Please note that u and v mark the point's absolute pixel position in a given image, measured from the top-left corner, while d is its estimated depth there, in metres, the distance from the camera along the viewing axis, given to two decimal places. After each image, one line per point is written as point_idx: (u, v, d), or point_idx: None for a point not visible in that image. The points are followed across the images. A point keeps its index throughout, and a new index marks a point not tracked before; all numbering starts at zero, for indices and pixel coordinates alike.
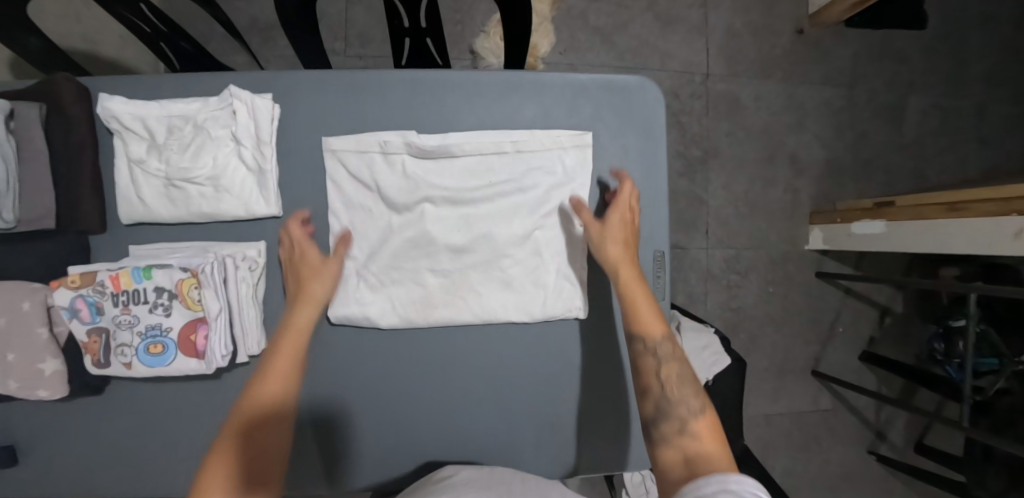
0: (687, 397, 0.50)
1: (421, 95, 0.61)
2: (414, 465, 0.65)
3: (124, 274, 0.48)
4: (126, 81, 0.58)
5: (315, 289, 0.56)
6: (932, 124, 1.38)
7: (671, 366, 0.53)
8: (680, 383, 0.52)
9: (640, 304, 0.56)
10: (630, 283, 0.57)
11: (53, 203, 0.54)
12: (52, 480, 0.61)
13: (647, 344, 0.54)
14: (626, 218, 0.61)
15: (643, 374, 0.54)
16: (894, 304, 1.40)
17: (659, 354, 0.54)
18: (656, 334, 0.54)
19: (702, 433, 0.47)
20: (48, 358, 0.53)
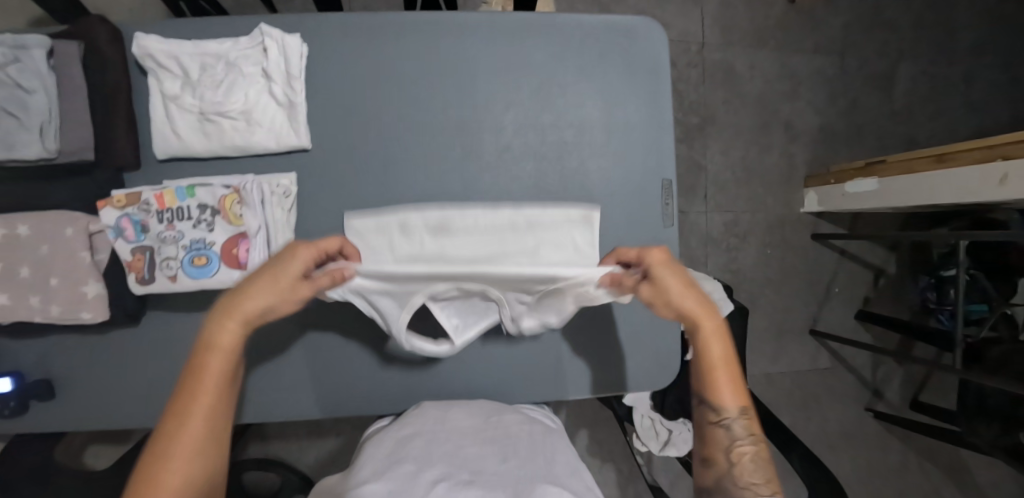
0: (758, 482, 0.46)
1: (444, 67, 0.63)
2: (432, 393, 0.67)
3: (168, 193, 0.51)
4: (158, 24, 0.60)
5: (256, 302, 0.43)
6: (921, 91, 1.43)
7: (745, 446, 0.49)
8: (751, 464, 0.48)
9: (721, 371, 0.50)
10: (704, 341, 0.49)
11: (91, 135, 0.56)
12: (85, 413, 0.63)
13: (722, 417, 0.50)
14: (681, 273, 0.50)
15: (706, 440, 0.51)
16: (888, 265, 1.44)
17: (731, 429, 0.49)
18: (732, 406, 0.49)
19: None
20: (91, 281, 0.55)
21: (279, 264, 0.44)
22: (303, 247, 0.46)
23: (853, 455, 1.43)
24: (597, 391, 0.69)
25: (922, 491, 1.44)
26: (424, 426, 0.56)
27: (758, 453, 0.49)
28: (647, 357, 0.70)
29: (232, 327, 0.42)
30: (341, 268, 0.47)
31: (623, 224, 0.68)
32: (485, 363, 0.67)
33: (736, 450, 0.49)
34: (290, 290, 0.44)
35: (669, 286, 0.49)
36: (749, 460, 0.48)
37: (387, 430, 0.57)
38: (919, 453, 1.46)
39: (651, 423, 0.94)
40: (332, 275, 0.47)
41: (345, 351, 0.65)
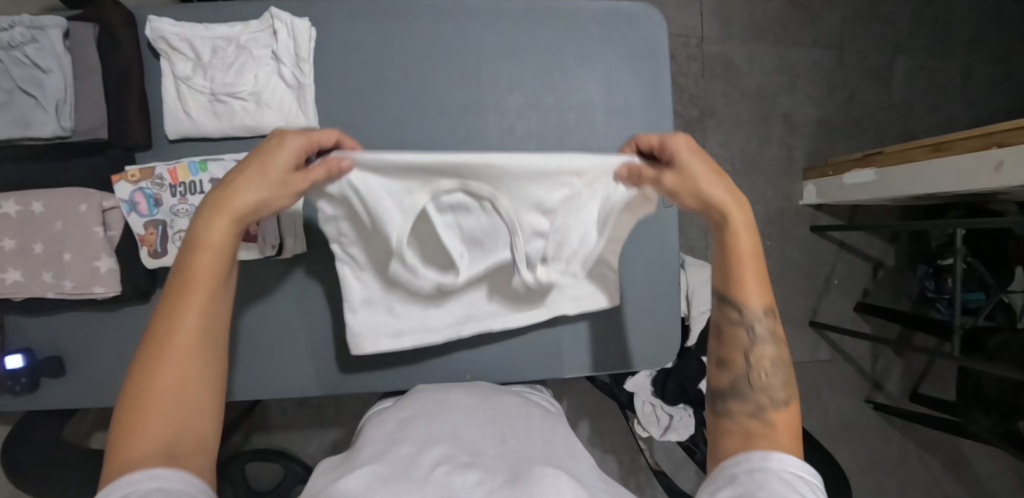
0: (774, 386, 0.46)
1: (453, 50, 0.65)
2: (435, 373, 0.68)
3: (181, 167, 0.53)
4: (170, 7, 0.62)
5: (247, 192, 0.41)
6: (918, 84, 1.44)
7: (764, 347, 0.48)
8: (771, 369, 0.47)
9: (748, 269, 0.48)
10: (733, 235, 0.47)
11: (104, 114, 0.58)
12: (93, 390, 0.64)
13: (745, 316, 0.48)
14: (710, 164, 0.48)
15: (726, 342, 0.49)
16: (887, 257, 1.45)
17: (753, 333, 0.48)
18: (758, 307, 0.47)
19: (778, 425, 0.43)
20: (103, 257, 0.57)
21: (270, 150, 0.43)
22: (291, 135, 0.43)
23: (852, 446, 1.44)
24: (595, 369, 0.71)
25: (921, 483, 1.45)
26: (424, 409, 0.54)
27: (777, 356, 0.48)
28: (646, 336, 0.71)
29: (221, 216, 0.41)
30: (337, 158, 0.45)
31: None
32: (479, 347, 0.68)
33: (755, 352, 0.48)
34: (284, 177, 0.42)
35: (696, 176, 0.47)
36: (769, 364, 0.47)
37: (387, 414, 0.56)
38: (919, 445, 1.46)
39: (652, 409, 0.95)
40: (329, 166, 0.44)
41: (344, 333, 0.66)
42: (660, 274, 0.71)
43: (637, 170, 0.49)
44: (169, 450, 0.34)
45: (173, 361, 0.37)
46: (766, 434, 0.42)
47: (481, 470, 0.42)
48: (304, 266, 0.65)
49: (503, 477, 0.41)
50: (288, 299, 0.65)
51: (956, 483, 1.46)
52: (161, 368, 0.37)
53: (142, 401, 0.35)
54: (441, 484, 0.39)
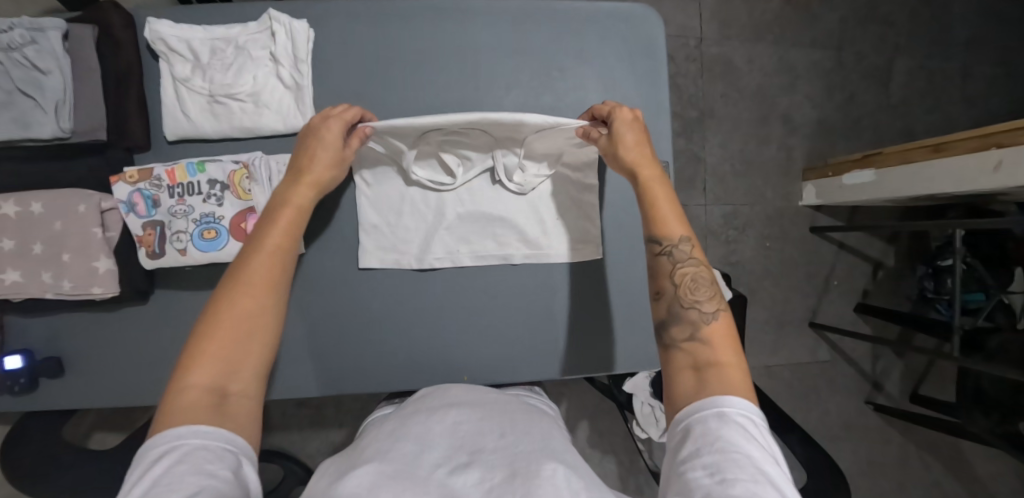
0: (703, 302, 0.46)
1: (451, 50, 0.65)
2: (432, 376, 0.68)
3: (179, 168, 0.53)
4: (169, 9, 0.62)
5: (321, 173, 0.52)
6: (918, 85, 1.44)
7: (690, 269, 0.48)
8: (697, 286, 0.47)
9: (665, 202, 0.50)
10: (648, 182, 0.51)
11: (103, 116, 0.58)
12: (92, 391, 0.64)
13: (666, 245, 0.48)
14: (634, 122, 0.55)
15: (655, 277, 0.49)
16: (887, 258, 1.44)
17: (676, 256, 0.48)
18: (677, 234, 0.48)
19: (714, 340, 0.43)
20: (102, 257, 0.57)
21: (319, 136, 0.52)
22: (332, 118, 0.53)
23: (853, 447, 1.44)
24: (594, 370, 0.70)
25: (922, 484, 1.44)
26: (424, 408, 0.54)
27: (705, 276, 0.48)
28: (645, 336, 0.71)
29: (303, 189, 0.51)
30: (363, 126, 0.55)
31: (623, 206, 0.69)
32: (478, 348, 0.68)
33: (680, 275, 0.47)
34: (338, 158, 0.53)
35: (623, 137, 0.53)
36: (694, 280, 0.47)
37: (389, 416, 0.56)
38: (919, 446, 1.46)
39: (651, 410, 0.95)
40: (358, 134, 0.55)
41: (341, 333, 0.66)
42: None
43: (587, 132, 0.58)
44: (226, 383, 0.37)
45: (251, 301, 0.41)
46: (709, 355, 0.42)
47: (481, 468, 0.42)
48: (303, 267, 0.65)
49: (501, 473, 0.41)
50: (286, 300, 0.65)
51: (957, 484, 1.45)
52: (240, 288, 0.41)
53: (218, 328, 0.39)
54: (443, 486, 0.39)
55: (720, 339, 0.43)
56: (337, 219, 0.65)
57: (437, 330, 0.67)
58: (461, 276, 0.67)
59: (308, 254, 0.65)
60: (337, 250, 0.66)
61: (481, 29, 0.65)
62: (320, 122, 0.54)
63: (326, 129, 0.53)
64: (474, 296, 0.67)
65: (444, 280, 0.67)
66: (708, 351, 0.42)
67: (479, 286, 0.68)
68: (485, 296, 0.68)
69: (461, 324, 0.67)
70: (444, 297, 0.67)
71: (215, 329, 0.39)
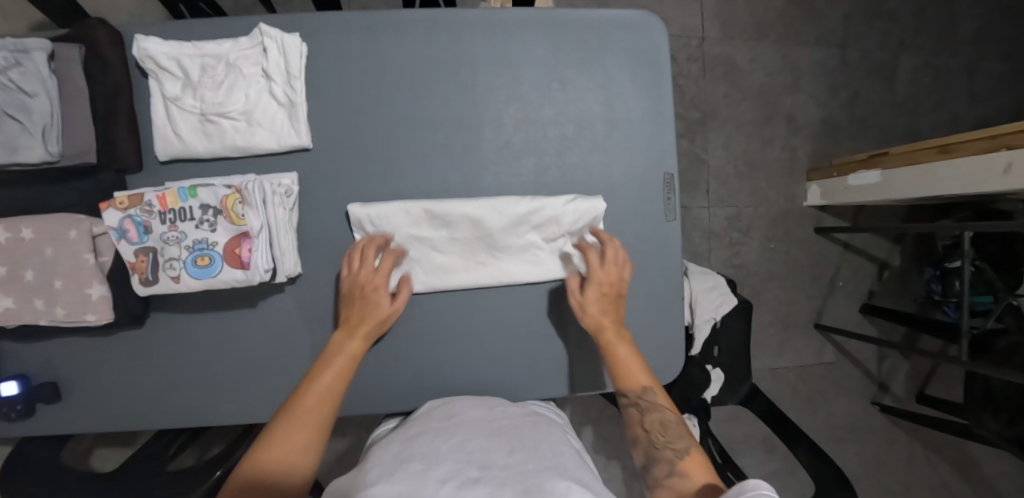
0: (674, 441, 0.52)
1: (448, 63, 0.63)
2: (433, 396, 0.67)
3: (170, 194, 0.51)
4: (158, 26, 0.60)
5: (374, 323, 0.59)
6: (923, 82, 1.42)
7: (657, 414, 0.55)
8: (667, 428, 0.54)
9: (629, 360, 0.59)
10: (611, 345, 0.60)
11: (93, 138, 0.56)
12: (90, 416, 0.63)
13: (630, 397, 0.57)
14: (610, 284, 0.61)
15: (631, 425, 0.57)
16: (893, 258, 1.43)
17: (643, 405, 0.56)
18: (638, 385, 0.57)
19: (689, 470, 0.48)
20: (95, 284, 0.56)
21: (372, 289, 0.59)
22: (376, 274, 0.59)
23: (859, 448, 1.43)
24: (597, 387, 0.69)
25: (928, 484, 1.43)
26: (430, 427, 0.51)
27: (672, 419, 0.55)
28: (653, 353, 0.68)
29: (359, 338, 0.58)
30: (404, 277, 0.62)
31: (627, 219, 0.66)
32: (483, 367, 0.67)
33: (650, 420, 0.55)
34: (389, 313, 0.60)
35: (589, 304, 0.61)
36: (663, 424, 0.54)
37: (391, 436, 0.52)
38: (926, 447, 1.45)
39: None
40: (405, 280, 0.62)
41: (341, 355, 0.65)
42: (668, 289, 0.68)
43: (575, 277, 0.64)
44: (272, 485, 0.42)
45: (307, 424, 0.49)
46: (686, 484, 0.46)
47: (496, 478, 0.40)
48: (300, 289, 0.63)
49: (515, 486, 0.39)
50: (282, 323, 0.63)
51: (964, 485, 1.44)
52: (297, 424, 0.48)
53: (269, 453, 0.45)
54: None
55: (695, 469, 0.48)
56: (331, 238, 0.63)
57: (442, 350, 0.66)
58: (462, 298, 0.66)
59: (305, 274, 0.63)
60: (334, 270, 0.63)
61: (479, 42, 0.64)
62: (366, 281, 0.59)
63: (378, 276, 0.59)
64: (476, 315, 0.66)
65: (444, 298, 0.66)
66: (686, 481, 0.47)
67: (482, 305, 0.66)
68: (488, 315, 0.66)
69: (465, 342, 0.66)
70: (446, 314, 0.66)
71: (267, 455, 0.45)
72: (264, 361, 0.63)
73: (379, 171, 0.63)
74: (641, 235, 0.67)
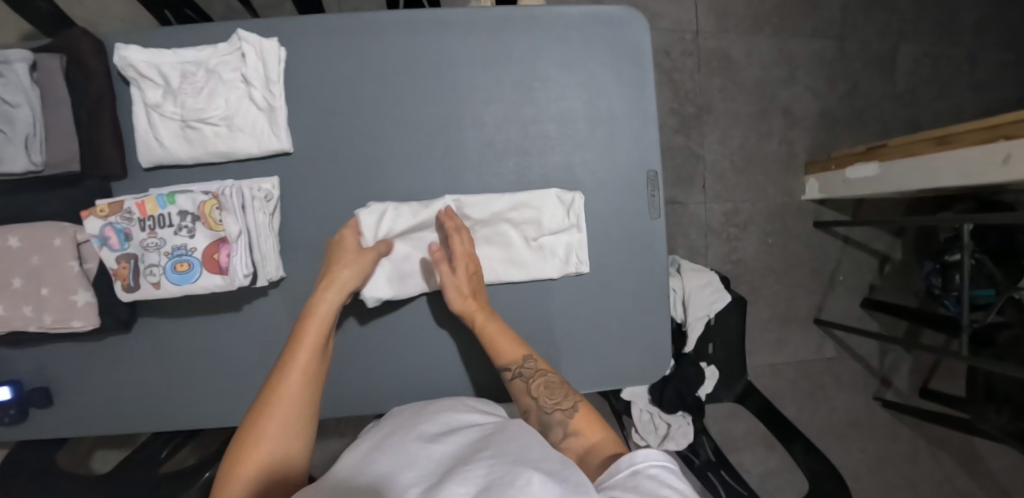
0: (561, 400, 0.54)
1: (426, 64, 0.62)
2: (417, 398, 0.67)
3: (149, 200, 0.52)
4: (138, 34, 0.60)
5: (342, 274, 0.57)
6: (923, 72, 1.39)
7: (541, 379, 0.56)
8: (552, 390, 0.55)
9: (498, 334, 0.58)
10: (479, 325, 0.59)
11: (76, 147, 0.57)
12: (82, 421, 0.64)
13: (513, 368, 0.57)
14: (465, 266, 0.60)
15: (517, 397, 0.57)
16: (893, 251, 1.40)
17: (527, 374, 0.57)
18: (513, 357, 0.57)
19: (582, 428, 0.51)
20: (81, 290, 0.56)
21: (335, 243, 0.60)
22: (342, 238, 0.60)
23: (860, 445, 1.41)
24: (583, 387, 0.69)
25: (931, 480, 1.41)
26: (399, 422, 0.51)
27: (555, 379, 0.56)
28: (640, 352, 0.67)
29: (326, 295, 0.56)
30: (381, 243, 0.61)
31: (610, 219, 0.66)
32: (468, 368, 0.67)
33: (535, 386, 0.55)
34: (356, 262, 0.58)
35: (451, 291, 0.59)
36: (548, 387, 0.55)
37: (363, 437, 0.52)
38: (929, 442, 1.43)
39: (649, 417, 0.97)
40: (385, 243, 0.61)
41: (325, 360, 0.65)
42: (652, 287, 0.67)
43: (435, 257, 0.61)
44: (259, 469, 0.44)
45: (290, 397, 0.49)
46: (581, 443, 0.50)
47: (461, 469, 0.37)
48: (283, 293, 0.63)
49: (482, 477, 0.36)
50: (267, 326, 0.64)
51: (968, 480, 1.42)
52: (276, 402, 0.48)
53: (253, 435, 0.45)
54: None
55: (585, 424, 0.51)
56: (314, 243, 0.63)
57: (427, 351, 0.66)
58: (445, 300, 0.66)
59: (288, 276, 0.63)
60: (314, 275, 0.63)
61: (459, 41, 0.63)
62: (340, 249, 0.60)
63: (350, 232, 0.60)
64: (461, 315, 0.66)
65: (427, 300, 0.66)
66: (581, 441, 0.50)
67: None
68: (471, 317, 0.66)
69: (449, 343, 0.66)
70: (428, 316, 0.66)
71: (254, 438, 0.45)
72: (250, 366, 0.64)
73: (359, 174, 0.63)
74: (625, 234, 0.66)
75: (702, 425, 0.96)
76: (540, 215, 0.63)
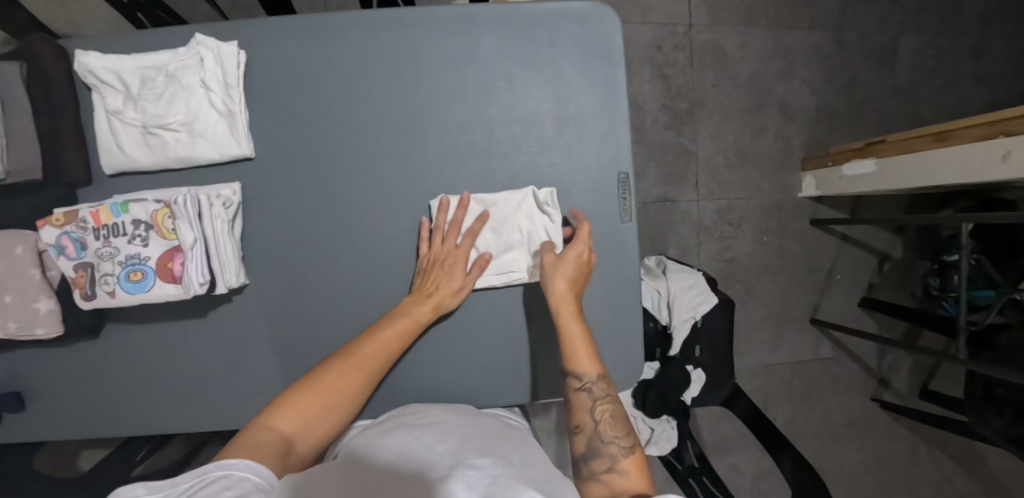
0: (619, 434, 0.51)
1: (391, 65, 0.61)
2: (382, 403, 0.66)
3: (103, 210, 0.51)
4: (98, 39, 0.60)
5: (445, 289, 0.60)
6: (926, 64, 1.34)
7: (608, 405, 0.54)
8: (613, 421, 0.53)
9: (577, 341, 0.56)
10: (562, 323, 0.57)
11: (38, 155, 0.57)
12: (50, 426, 0.64)
13: (586, 381, 0.55)
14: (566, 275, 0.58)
15: (575, 410, 0.55)
16: (893, 249, 1.36)
17: (596, 395, 0.54)
18: (591, 372, 0.54)
19: (630, 469, 0.48)
20: (42, 298, 0.56)
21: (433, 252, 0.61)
22: (444, 258, 0.60)
23: (857, 446, 1.37)
24: (551, 394, 0.67)
25: (930, 481, 1.38)
26: (403, 418, 0.52)
27: (622, 417, 0.53)
28: (611, 359, 0.66)
29: (424, 308, 0.59)
30: (482, 255, 0.62)
31: (580, 222, 0.64)
32: (436, 374, 0.66)
33: (601, 412, 0.53)
34: (460, 287, 0.61)
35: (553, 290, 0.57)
36: (613, 418, 0.53)
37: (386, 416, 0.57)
38: (926, 444, 1.39)
39: (632, 421, 0.95)
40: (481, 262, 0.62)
41: (289, 367, 0.64)
42: (623, 293, 0.65)
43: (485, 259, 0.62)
44: (308, 419, 0.49)
45: (357, 373, 0.53)
46: (625, 485, 0.46)
47: (462, 470, 0.38)
48: (248, 298, 0.63)
49: (480, 483, 0.36)
50: (231, 332, 0.63)
51: (967, 482, 1.39)
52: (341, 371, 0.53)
53: (314, 387, 0.51)
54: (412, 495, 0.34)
55: (634, 466, 0.48)
56: (278, 248, 0.62)
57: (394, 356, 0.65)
58: None
59: (251, 283, 0.63)
60: (277, 279, 0.63)
61: (425, 42, 0.61)
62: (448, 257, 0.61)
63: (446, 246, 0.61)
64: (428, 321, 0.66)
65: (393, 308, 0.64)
66: (625, 481, 0.47)
67: None
68: (437, 325, 0.65)
69: (416, 349, 0.65)
70: None
71: (313, 391, 0.50)
72: (214, 372, 0.63)
73: (323, 177, 0.62)
74: (596, 236, 0.64)
75: (688, 430, 0.93)
76: (517, 222, 0.62)
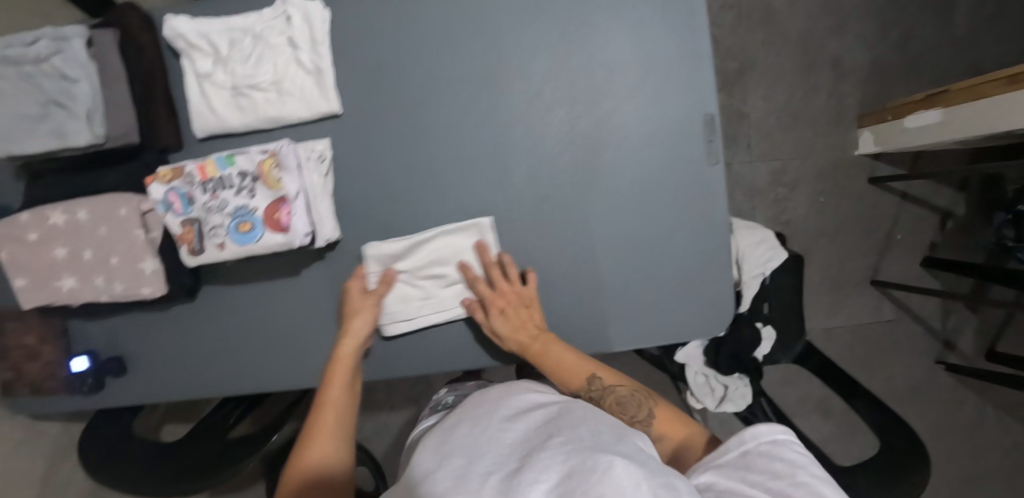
0: (639, 412, 0.51)
1: (467, 16, 0.61)
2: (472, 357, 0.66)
3: (209, 164, 0.53)
4: (187, 5, 0.61)
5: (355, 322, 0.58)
6: (986, 13, 1.28)
7: (613, 396, 0.53)
8: (625, 404, 0.52)
9: (565, 356, 0.57)
10: (541, 355, 0.58)
11: (133, 118, 0.58)
12: (149, 390, 0.66)
13: (582, 393, 0.54)
14: (507, 303, 0.60)
15: None
16: (956, 207, 1.30)
17: (598, 394, 0.54)
18: (581, 383, 0.55)
19: (667, 432, 0.50)
20: (147, 258, 0.58)
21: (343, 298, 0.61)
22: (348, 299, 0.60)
23: (922, 411, 1.33)
24: (641, 342, 0.66)
25: (1002, 446, 1.32)
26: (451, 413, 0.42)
27: (627, 391, 0.53)
28: (699, 304, 0.65)
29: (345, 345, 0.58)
30: (386, 272, 0.61)
31: (667, 166, 0.62)
32: None
33: (608, 403, 0.52)
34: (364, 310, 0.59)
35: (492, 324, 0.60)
36: (621, 402, 0.52)
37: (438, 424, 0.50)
38: (998, 408, 1.33)
39: (705, 380, 0.93)
40: (386, 277, 0.61)
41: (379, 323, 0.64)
42: (713, 236, 0.64)
43: (388, 274, 0.61)
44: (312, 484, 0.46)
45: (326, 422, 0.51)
46: (673, 444, 0.48)
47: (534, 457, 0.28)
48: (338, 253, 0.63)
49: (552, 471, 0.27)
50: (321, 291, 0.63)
51: None
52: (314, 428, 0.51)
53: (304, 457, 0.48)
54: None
55: (668, 427, 0.50)
56: (366, 203, 0.63)
57: None
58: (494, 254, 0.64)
59: (344, 239, 0.63)
60: (365, 233, 0.63)
61: None
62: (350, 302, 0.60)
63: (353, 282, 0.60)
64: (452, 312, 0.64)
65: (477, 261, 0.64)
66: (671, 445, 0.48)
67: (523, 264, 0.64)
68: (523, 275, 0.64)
69: None
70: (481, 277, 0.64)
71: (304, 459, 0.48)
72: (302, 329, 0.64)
73: (405, 133, 0.62)
74: (684, 180, 0.63)
75: (761, 388, 0.91)
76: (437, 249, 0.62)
